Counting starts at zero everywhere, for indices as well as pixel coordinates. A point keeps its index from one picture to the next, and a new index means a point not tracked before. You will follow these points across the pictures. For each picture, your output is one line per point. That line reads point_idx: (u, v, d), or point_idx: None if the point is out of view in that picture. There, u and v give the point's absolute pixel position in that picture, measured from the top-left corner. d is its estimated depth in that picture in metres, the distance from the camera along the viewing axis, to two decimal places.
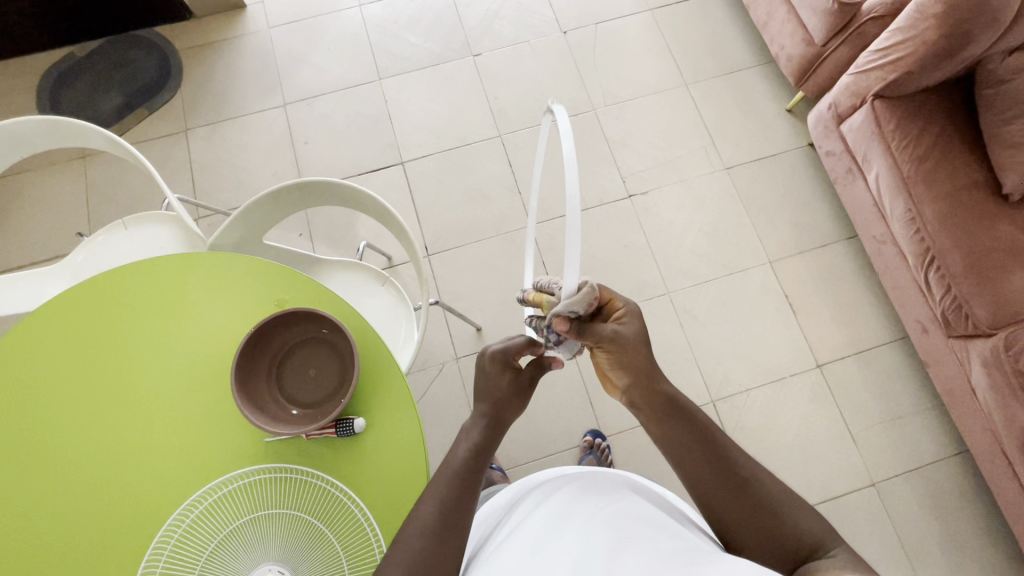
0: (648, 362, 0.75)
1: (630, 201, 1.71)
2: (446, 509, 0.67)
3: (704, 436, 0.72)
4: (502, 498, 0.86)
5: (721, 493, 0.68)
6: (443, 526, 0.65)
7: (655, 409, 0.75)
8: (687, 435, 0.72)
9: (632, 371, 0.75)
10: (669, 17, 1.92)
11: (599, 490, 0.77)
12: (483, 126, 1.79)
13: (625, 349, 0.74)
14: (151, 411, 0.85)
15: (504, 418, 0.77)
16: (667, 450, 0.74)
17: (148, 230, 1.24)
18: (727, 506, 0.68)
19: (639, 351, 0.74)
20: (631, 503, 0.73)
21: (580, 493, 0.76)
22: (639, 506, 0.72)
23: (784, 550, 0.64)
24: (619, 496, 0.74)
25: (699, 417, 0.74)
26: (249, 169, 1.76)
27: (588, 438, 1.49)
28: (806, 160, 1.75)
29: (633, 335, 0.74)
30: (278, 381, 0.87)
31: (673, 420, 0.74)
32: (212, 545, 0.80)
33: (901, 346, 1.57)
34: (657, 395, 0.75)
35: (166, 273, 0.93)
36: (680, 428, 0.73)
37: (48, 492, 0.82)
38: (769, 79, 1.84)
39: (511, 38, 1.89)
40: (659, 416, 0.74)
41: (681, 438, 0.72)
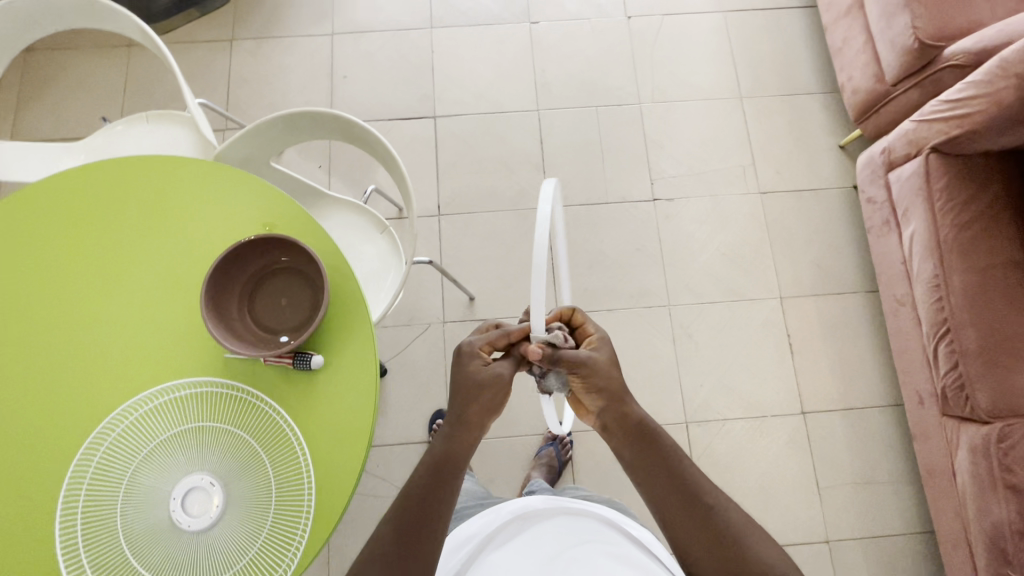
0: (620, 385, 0.78)
1: (653, 205, 1.66)
2: (398, 534, 0.71)
3: (668, 461, 0.74)
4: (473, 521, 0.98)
5: (688, 520, 0.71)
6: (401, 549, 0.70)
7: (627, 433, 0.77)
8: (655, 464, 0.74)
9: (606, 394, 0.77)
10: (742, 25, 1.83)
11: (576, 531, 0.89)
12: (523, 97, 1.74)
13: (601, 370, 0.77)
14: (127, 306, 0.89)
15: (476, 423, 0.78)
16: (637, 479, 0.75)
17: (167, 128, 1.25)
18: (693, 537, 0.70)
19: (612, 375, 0.77)
20: (607, 542, 0.86)
21: (558, 534, 0.89)
22: (615, 544, 0.86)
23: None
24: (592, 536, 0.88)
25: (665, 441, 0.76)
26: (286, 92, 1.76)
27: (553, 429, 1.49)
28: (846, 202, 1.66)
29: (605, 360, 0.78)
30: (250, 302, 0.87)
31: (642, 445, 0.76)
32: (157, 440, 0.84)
33: (895, 413, 1.50)
34: (628, 417, 0.77)
35: (165, 175, 0.95)
36: (649, 454, 0.75)
37: (17, 356, 0.87)
38: (829, 110, 1.74)
39: (573, 13, 1.82)
40: (630, 441, 0.76)
41: (650, 465, 0.75)
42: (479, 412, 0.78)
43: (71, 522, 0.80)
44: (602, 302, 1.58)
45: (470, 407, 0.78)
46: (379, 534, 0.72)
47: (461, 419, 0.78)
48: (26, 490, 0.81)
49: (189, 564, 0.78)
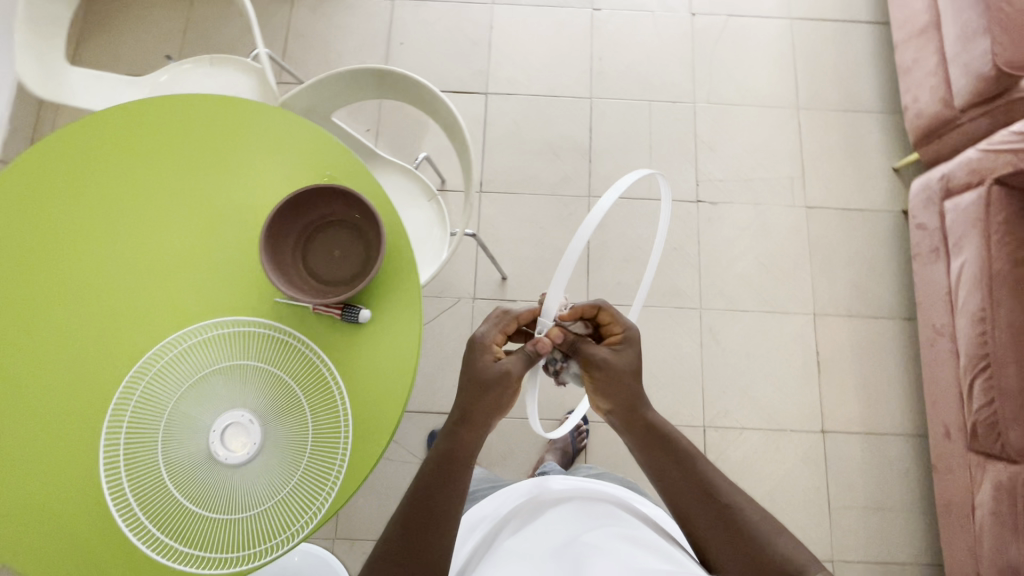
0: (632, 393, 0.81)
1: (696, 206, 1.64)
2: (406, 528, 0.73)
3: (682, 460, 0.78)
4: (487, 507, 0.98)
5: (702, 514, 0.73)
6: (408, 542, 0.71)
7: (637, 434, 0.81)
8: (667, 462, 0.78)
9: (614, 399, 0.82)
10: (808, 34, 1.79)
11: (591, 515, 0.88)
12: (577, 83, 1.73)
13: (613, 376, 0.81)
14: (185, 239, 0.91)
15: (481, 420, 0.80)
16: (650, 474, 0.79)
17: (230, 74, 1.26)
18: (708, 529, 0.72)
19: (625, 381, 0.81)
20: (622, 525, 0.85)
21: (571, 517, 0.89)
22: (631, 527, 0.85)
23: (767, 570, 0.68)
24: (609, 519, 0.87)
25: (677, 444, 0.79)
26: (342, 52, 1.76)
27: (570, 416, 1.49)
28: (893, 226, 1.63)
29: (622, 365, 0.82)
30: (304, 251, 0.88)
31: (651, 446, 0.80)
32: (201, 372, 0.85)
33: (917, 443, 1.48)
34: (637, 421, 0.81)
35: (231, 116, 0.96)
36: (660, 454, 0.79)
37: (78, 276, 0.90)
38: (887, 130, 1.71)
39: (636, 4, 1.79)
40: (640, 442, 0.81)
41: (662, 462, 0.78)
42: (486, 412, 0.80)
43: (115, 441, 0.82)
44: (633, 297, 1.58)
45: (476, 405, 0.79)
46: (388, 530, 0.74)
47: (466, 416, 0.80)
48: (77, 405, 0.84)
49: (224, 496, 0.80)
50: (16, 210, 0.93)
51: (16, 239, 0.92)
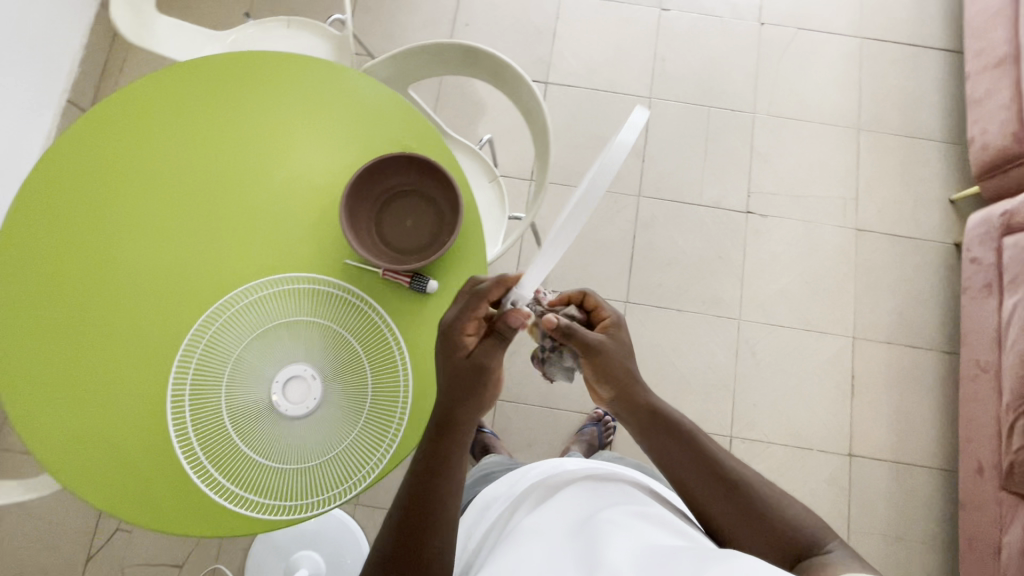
0: (631, 377, 0.81)
1: (746, 217, 1.63)
2: (404, 531, 0.72)
3: (688, 446, 0.77)
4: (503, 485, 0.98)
5: (712, 497, 0.74)
6: (408, 544, 0.71)
7: (642, 422, 0.80)
8: (673, 448, 0.78)
9: (615, 384, 0.80)
10: (876, 55, 1.76)
11: (601, 489, 0.83)
12: (638, 82, 1.72)
13: (611, 359, 0.80)
14: (262, 194, 0.93)
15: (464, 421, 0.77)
16: (659, 463, 0.79)
17: (307, 37, 1.27)
18: (720, 510, 0.74)
19: (621, 364, 0.80)
20: (634, 502, 0.80)
21: (576, 493, 0.83)
22: (645, 505, 0.79)
23: (781, 545, 0.71)
24: (617, 497, 0.81)
25: (681, 427, 0.79)
26: (407, 28, 1.77)
27: (598, 410, 1.50)
28: (943, 257, 1.61)
29: (617, 346, 0.81)
30: (378, 216, 0.90)
31: (655, 432, 0.79)
32: (267, 325, 0.88)
33: (945, 477, 1.47)
34: (640, 407, 0.81)
35: (317, 80, 0.98)
36: (666, 440, 0.79)
37: (155, 220, 0.92)
38: (947, 161, 1.68)
39: (705, 8, 1.78)
40: (645, 429, 0.80)
41: (668, 450, 0.78)
42: (469, 409, 0.77)
43: (181, 383, 0.85)
44: (672, 300, 1.58)
45: (459, 405, 0.76)
46: (387, 530, 0.74)
47: (450, 414, 0.76)
48: (149, 344, 0.87)
49: (281, 448, 0.83)
50: (99, 151, 0.95)
51: (98, 179, 0.94)
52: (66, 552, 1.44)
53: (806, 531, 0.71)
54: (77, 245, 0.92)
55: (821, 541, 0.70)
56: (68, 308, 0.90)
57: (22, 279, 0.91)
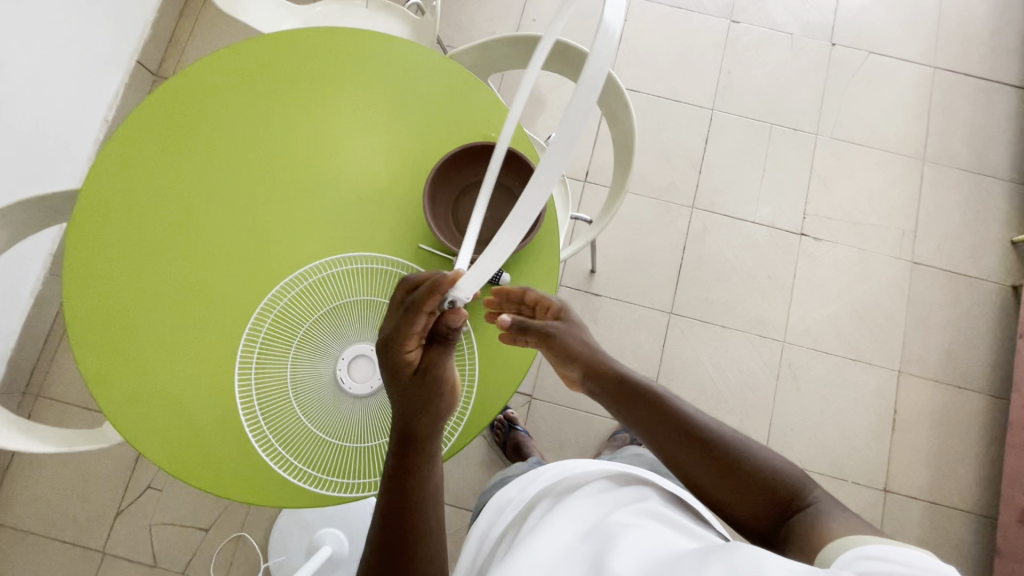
0: (590, 349, 0.87)
1: (799, 239, 1.61)
2: (393, 525, 0.70)
3: (658, 407, 0.80)
4: (514, 485, 0.91)
5: (692, 457, 0.75)
6: (398, 540, 0.69)
7: (615, 390, 0.84)
8: (643, 407, 0.81)
9: (579, 360, 0.86)
10: (948, 86, 1.72)
11: (610, 488, 0.80)
12: (701, 92, 1.70)
13: (568, 336, 0.86)
14: (341, 171, 0.93)
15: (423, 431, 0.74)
16: (636, 427, 0.81)
17: (385, 19, 1.28)
18: (703, 472, 0.74)
19: (577, 339, 0.87)
20: (645, 500, 0.77)
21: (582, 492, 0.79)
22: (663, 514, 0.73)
23: (767, 499, 0.71)
24: (626, 496, 0.78)
25: (649, 386, 0.83)
26: (473, 18, 1.77)
27: None
28: (999, 300, 1.57)
29: (571, 325, 0.87)
30: (456, 202, 0.90)
31: (626, 394, 0.83)
32: (336, 302, 0.87)
33: (981, 523, 1.44)
34: (607, 375, 0.85)
35: (402, 62, 0.97)
36: (636, 402, 0.82)
37: (232, 189, 0.93)
38: (1012, 201, 1.64)
39: (776, 23, 1.75)
40: (616, 394, 0.84)
41: (640, 410, 0.81)
42: (425, 423, 0.74)
43: (251, 352, 0.86)
44: (717, 315, 1.56)
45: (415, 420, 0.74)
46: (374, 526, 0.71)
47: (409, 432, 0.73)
48: (220, 312, 0.88)
49: (345, 425, 0.83)
50: (176, 117, 0.95)
51: (176, 144, 0.94)
52: (98, 505, 1.46)
53: (789, 482, 0.72)
54: (156, 206, 0.92)
55: (806, 489, 0.71)
56: (140, 270, 0.90)
57: (97, 239, 0.91)
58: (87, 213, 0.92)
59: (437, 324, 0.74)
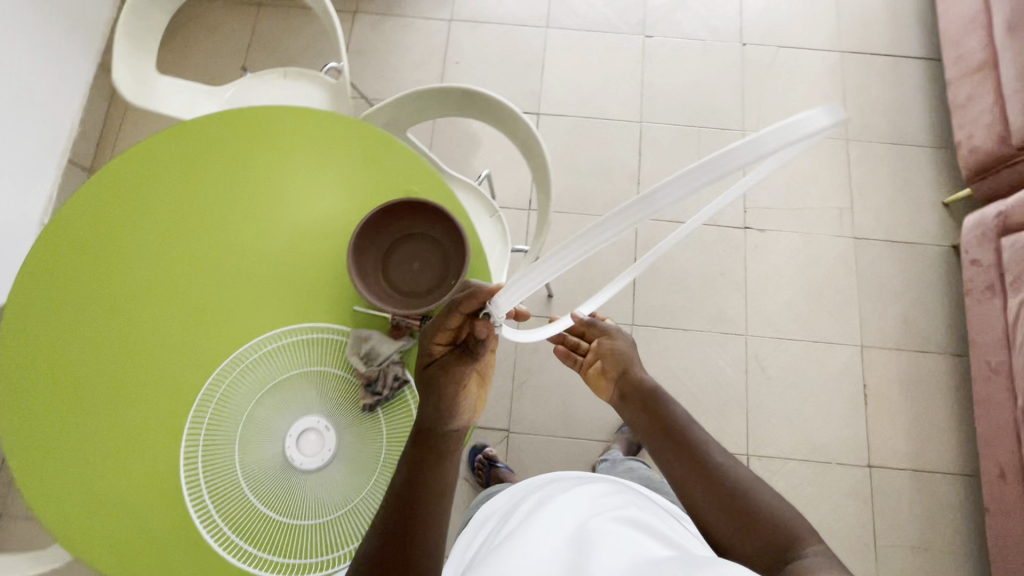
0: (633, 359, 0.93)
1: (743, 232, 1.65)
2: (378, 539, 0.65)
3: (675, 426, 0.79)
4: (500, 500, 0.95)
5: (694, 484, 0.72)
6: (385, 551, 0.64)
7: (640, 400, 0.86)
8: (658, 423, 0.81)
9: (619, 360, 0.93)
10: (857, 67, 1.81)
11: (592, 494, 0.82)
12: (628, 107, 1.76)
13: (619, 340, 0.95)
14: (270, 245, 0.94)
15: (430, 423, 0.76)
16: (652, 448, 0.81)
17: (301, 87, 1.30)
18: (703, 500, 0.71)
19: (626, 347, 0.95)
20: (622, 507, 0.78)
21: (565, 499, 0.81)
22: (632, 511, 0.76)
23: (765, 543, 0.65)
24: (606, 503, 0.79)
25: (675, 410, 0.82)
26: (399, 69, 1.82)
27: None
28: (942, 261, 1.62)
29: (624, 339, 0.96)
30: (384, 261, 0.91)
31: (647, 409, 0.84)
32: (278, 378, 0.87)
33: (967, 483, 1.45)
34: (640, 381, 0.88)
35: (322, 131, 0.99)
36: (653, 418, 0.82)
37: (163, 276, 0.92)
38: (937, 165, 1.71)
39: (688, 33, 1.83)
40: (641, 406, 0.85)
41: (655, 425, 0.82)
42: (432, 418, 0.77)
43: (196, 440, 0.84)
44: (678, 320, 1.58)
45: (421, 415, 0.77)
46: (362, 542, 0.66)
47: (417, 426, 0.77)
48: (159, 403, 0.86)
49: (298, 503, 0.82)
50: (100, 212, 0.95)
51: (102, 239, 0.94)
52: None
53: (789, 527, 0.65)
54: (88, 303, 0.91)
55: (803, 541, 0.64)
56: (75, 371, 0.88)
57: (30, 344, 0.89)
58: (14, 322, 0.90)
59: (469, 335, 0.78)
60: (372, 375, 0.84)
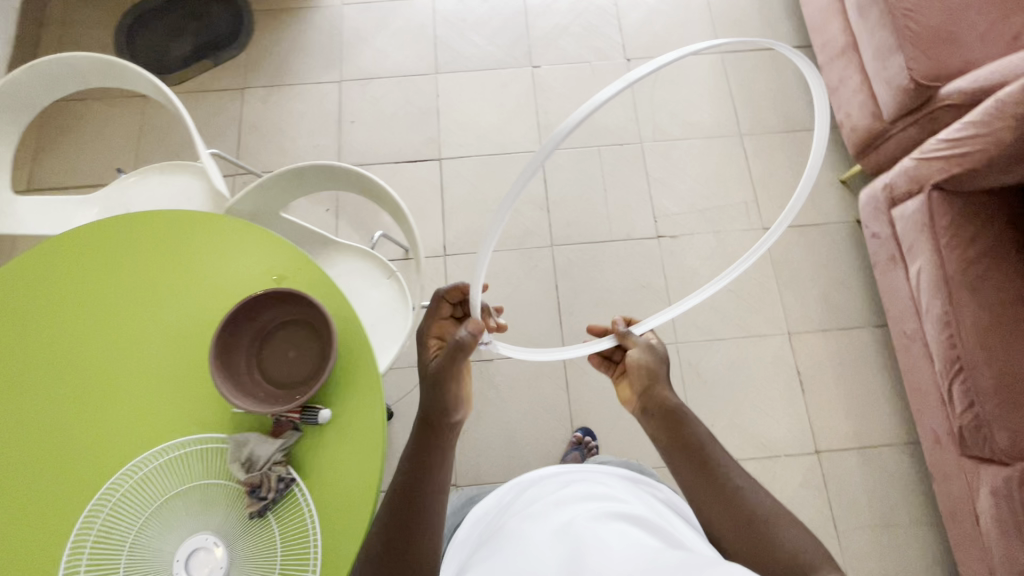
0: (662, 376, 0.92)
1: (657, 241, 1.67)
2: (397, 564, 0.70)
3: (692, 443, 0.81)
4: (491, 498, 0.98)
5: (712, 502, 0.75)
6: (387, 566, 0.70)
7: (660, 412, 0.86)
8: (679, 441, 0.82)
9: (646, 373, 0.92)
10: (739, 64, 1.87)
11: (588, 488, 0.89)
12: (526, 138, 1.78)
13: (653, 353, 0.95)
14: (136, 358, 0.89)
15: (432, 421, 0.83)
16: (671, 458, 0.82)
17: (184, 178, 1.27)
18: (720, 518, 0.74)
19: (658, 362, 0.94)
20: (617, 502, 0.85)
21: (565, 498, 0.87)
22: (624, 503, 0.85)
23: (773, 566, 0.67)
24: (602, 497, 0.86)
25: (696, 428, 0.82)
26: (295, 137, 1.82)
27: (579, 434, 1.48)
28: (850, 237, 1.66)
29: (657, 351, 0.96)
30: (259, 355, 0.88)
31: (669, 425, 0.84)
32: (159, 501, 0.82)
33: (912, 451, 1.47)
34: (664, 398, 0.87)
35: (179, 230, 0.95)
36: (673, 435, 0.83)
37: (25, 412, 0.87)
38: (828, 145, 1.77)
39: (573, 57, 1.88)
40: (662, 421, 0.85)
41: (676, 440, 0.82)
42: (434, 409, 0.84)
43: None
44: None
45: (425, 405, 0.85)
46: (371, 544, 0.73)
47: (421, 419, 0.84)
48: (29, 553, 0.80)
49: None
50: None
51: None
52: None
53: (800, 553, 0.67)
54: None
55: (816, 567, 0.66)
56: None
57: None
58: None
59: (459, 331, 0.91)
60: (255, 481, 0.80)
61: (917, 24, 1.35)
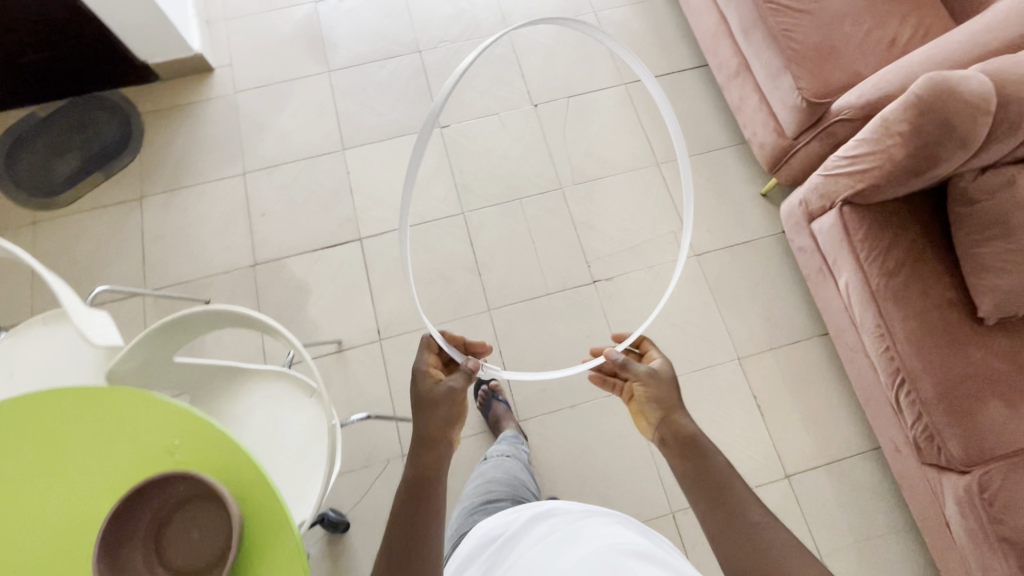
0: (675, 401, 0.91)
1: (594, 286, 1.64)
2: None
3: (710, 470, 0.80)
4: (497, 517, 0.96)
5: (728, 533, 0.74)
6: None
7: (677, 444, 0.85)
8: (697, 468, 0.81)
9: (660, 402, 0.91)
10: (644, 93, 1.88)
11: (601, 526, 0.84)
12: (446, 201, 1.72)
13: (662, 379, 0.93)
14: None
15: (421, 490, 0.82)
16: (687, 482, 0.81)
17: (68, 328, 1.11)
18: (735, 550, 0.72)
19: (667, 387, 0.92)
20: (632, 540, 0.80)
21: (578, 533, 0.83)
22: (639, 542, 0.79)
23: None
24: (616, 533, 0.81)
25: (717, 459, 0.81)
26: (204, 240, 1.72)
27: None
28: (780, 249, 1.67)
29: (666, 375, 0.94)
30: (155, 543, 0.78)
31: (690, 455, 0.83)
32: None
33: (876, 457, 1.47)
34: (680, 430, 0.87)
35: (45, 413, 0.82)
36: (695, 463, 0.82)
37: None
38: (744, 161, 1.78)
39: (480, 110, 1.84)
40: (680, 450, 0.84)
41: (695, 468, 0.81)
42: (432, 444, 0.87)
43: None
44: (562, 399, 1.54)
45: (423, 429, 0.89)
46: None
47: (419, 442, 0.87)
48: None
49: None
50: None
51: None
52: None
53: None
54: None
55: None
56: None
57: None
58: None
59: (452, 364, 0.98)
60: None
61: (799, 44, 1.38)
